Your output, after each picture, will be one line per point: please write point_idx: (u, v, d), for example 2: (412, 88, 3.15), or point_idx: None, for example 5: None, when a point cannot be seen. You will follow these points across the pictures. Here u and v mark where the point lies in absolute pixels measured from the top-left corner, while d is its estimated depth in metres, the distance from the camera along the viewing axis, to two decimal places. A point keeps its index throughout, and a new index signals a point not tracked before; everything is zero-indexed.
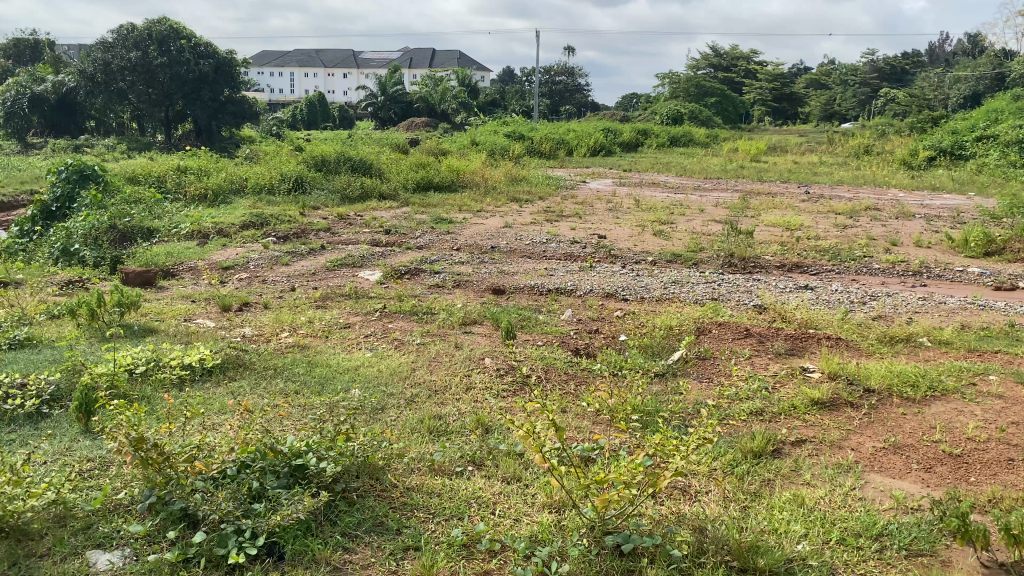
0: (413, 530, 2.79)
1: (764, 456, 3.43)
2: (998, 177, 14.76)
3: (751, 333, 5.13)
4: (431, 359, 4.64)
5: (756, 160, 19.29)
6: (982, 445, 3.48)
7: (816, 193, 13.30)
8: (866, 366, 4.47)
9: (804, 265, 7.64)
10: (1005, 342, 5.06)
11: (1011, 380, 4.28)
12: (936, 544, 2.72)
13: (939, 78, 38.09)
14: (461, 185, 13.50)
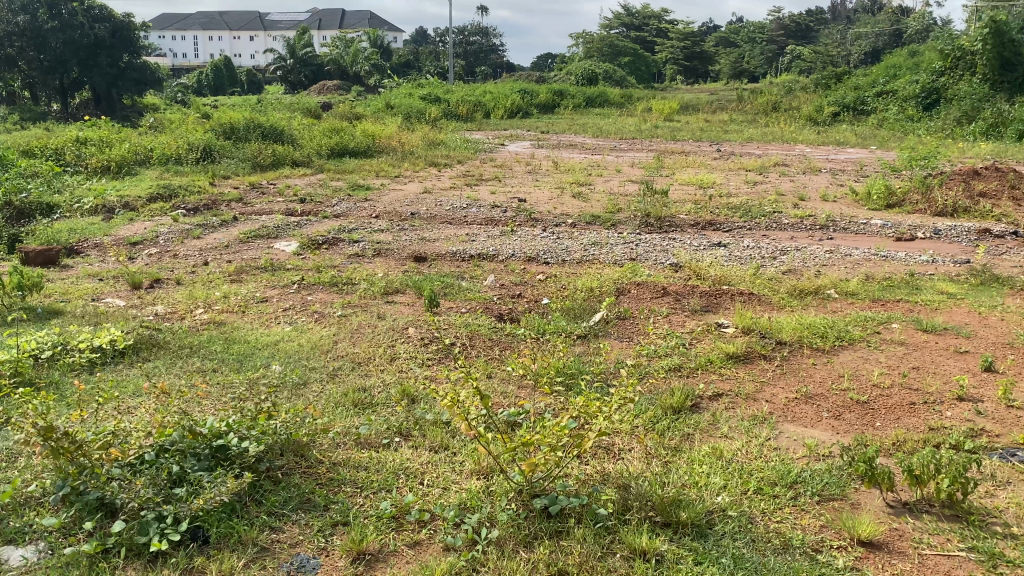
0: (341, 505, 2.77)
1: (682, 412, 3.53)
2: (898, 132, 15.37)
3: (668, 291, 5.24)
4: (352, 331, 4.58)
5: (669, 120, 19.57)
6: (886, 391, 3.66)
7: (728, 151, 13.59)
8: (777, 320, 4.62)
9: (717, 223, 7.82)
10: (906, 291, 5.29)
11: (912, 328, 4.50)
12: (846, 488, 2.86)
13: (841, 36, 39.20)
14: (377, 149, 13.28)
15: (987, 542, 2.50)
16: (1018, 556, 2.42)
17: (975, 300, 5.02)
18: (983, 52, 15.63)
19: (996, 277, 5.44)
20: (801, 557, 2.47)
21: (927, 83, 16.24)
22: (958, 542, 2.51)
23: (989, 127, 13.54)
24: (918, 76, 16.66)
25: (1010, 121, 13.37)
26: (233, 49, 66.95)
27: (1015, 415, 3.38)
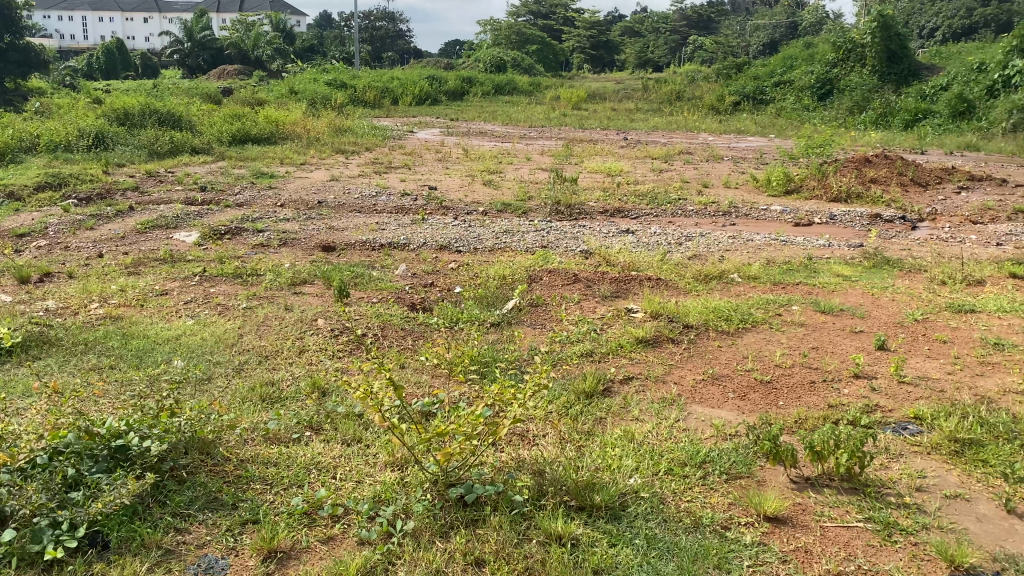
0: (250, 503, 2.69)
1: (595, 396, 3.57)
2: (795, 121, 15.92)
3: (579, 277, 5.29)
4: (259, 324, 4.45)
5: (577, 108, 19.73)
6: (788, 370, 3.79)
7: (634, 139, 13.82)
8: (684, 304, 4.73)
9: (625, 210, 7.95)
10: (805, 274, 5.49)
11: (810, 309, 4.68)
12: (753, 466, 2.95)
13: (741, 29, 40.26)
14: (281, 136, 12.94)
15: (883, 512, 2.62)
16: (910, 525, 2.55)
17: (867, 282, 5.25)
18: (872, 44, 16.56)
19: (887, 260, 5.70)
20: (710, 534, 2.54)
21: (821, 74, 16.90)
22: (856, 514, 2.62)
23: (879, 116, 14.19)
24: (812, 67, 17.31)
25: (898, 112, 14.05)
26: (126, 31, 63.98)
27: (905, 390, 3.56)
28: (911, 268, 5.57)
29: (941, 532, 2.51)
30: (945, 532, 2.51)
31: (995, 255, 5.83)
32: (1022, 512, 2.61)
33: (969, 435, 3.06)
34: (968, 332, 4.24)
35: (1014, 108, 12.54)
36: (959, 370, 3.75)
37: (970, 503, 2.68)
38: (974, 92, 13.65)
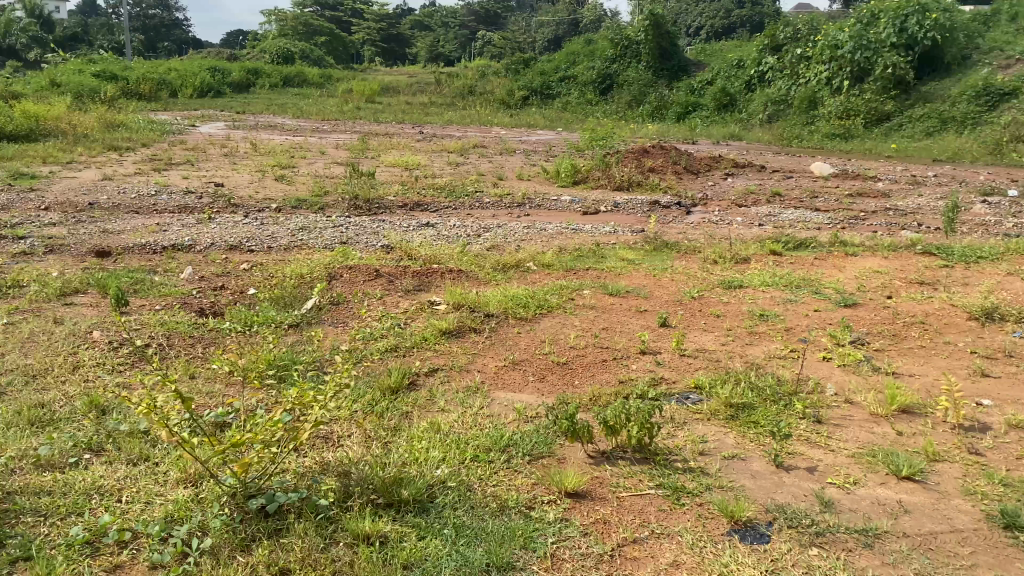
0: (20, 538, 2.42)
1: (400, 391, 3.55)
2: (580, 113, 16.62)
3: (379, 273, 5.24)
4: (24, 340, 4.03)
5: (369, 102, 19.45)
6: (583, 352, 3.97)
7: (429, 132, 13.88)
8: (484, 294, 4.80)
9: (423, 203, 7.97)
10: (594, 260, 5.76)
11: (602, 293, 4.91)
12: (554, 446, 3.07)
13: (527, 24, 41.34)
14: (42, 133, 11.75)
15: (672, 478, 2.81)
16: (696, 486, 2.76)
17: (651, 264, 5.60)
18: (646, 41, 17.66)
19: (666, 243, 6.11)
20: (516, 516, 2.61)
21: (602, 70, 17.79)
22: (647, 482, 2.80)
23: (655, 109, 15.14)
24: (594, 63, 18.12)
25: (671, 105, 15.08)
26: None
27: (687, 362, 3.84)
28: (688, 250, 6.01)
29: (722, 490, 2.74)
30: (725, 490, 2.74)
31: (758, 235, 6.42)
32: (787, 465, 2.90)
33: (742, 400, 3.35)
34: (738, 305, 4.64)
35: (768, 101, 13.81)
36: (732, 341, 4.10)
37: (745, 461, 2.94)
38: (735, 87, 14.90)
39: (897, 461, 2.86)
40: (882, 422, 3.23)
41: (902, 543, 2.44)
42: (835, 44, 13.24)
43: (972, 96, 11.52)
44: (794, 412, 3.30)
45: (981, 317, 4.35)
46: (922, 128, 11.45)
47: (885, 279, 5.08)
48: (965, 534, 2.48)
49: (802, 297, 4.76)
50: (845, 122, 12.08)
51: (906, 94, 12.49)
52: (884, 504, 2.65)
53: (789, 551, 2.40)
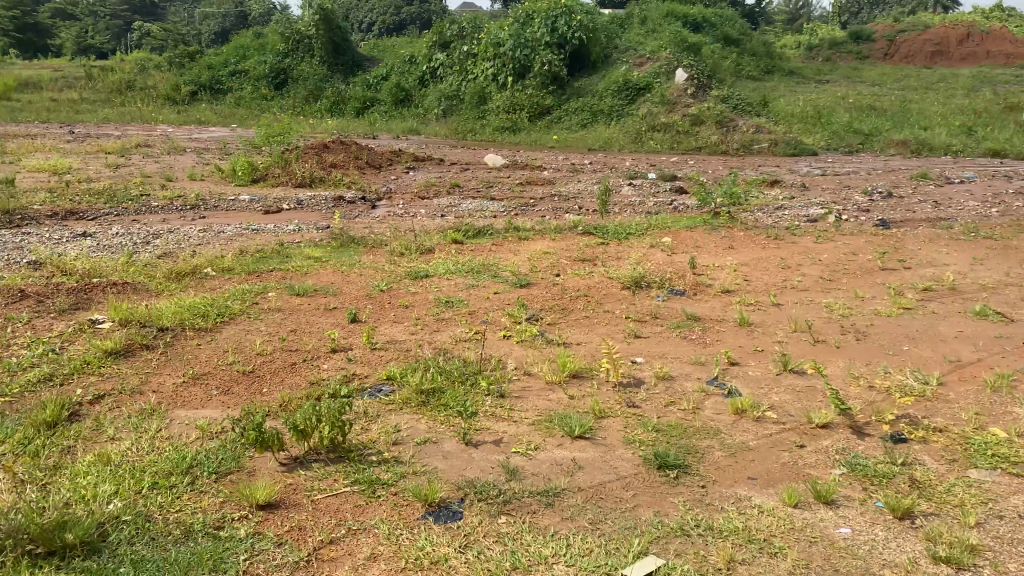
0: None
1: (59, 425, 3.15)
2: (254, 110, 15.72)
3: (26, 294, 4.59)
4: None
5: (4, 99, 16.91)
6: (269, 357, 3.81)
7: (82, 133, 12.46)
8: (155, 306, 4.41)
9: (79, 212, 7.15)
10: (278, 260, 5.53)
11: (287, 294, 4.75)
12: (242, 459, 2.91)
13: (189, 12, 38.52)
14: None
15: (367, 472, 2.81)
16: (390, 477, 2.79)
17: (337, 260, 5.52)
18: (318, 36, 17.11)
19: (352, 238, 6.00)
20: (204, 540, 2.44)
21: (274, 64, 16.80)
22: (343, 480, 2.77)
23: (333, 104, 15.01)
24: (265, 57, 17.05)
25: (348, 100, 15.03)
26: None
27: (377, 354, 3.85)
28: (374, 244, 5.98)
29: (416, 476, 2.80)
30: (419, 476, 2.80)
31: (439, 225, 6.58)
32: (475, 442, 3.04)
33: (431, 386, 3.45)
34: (424, 295, 4.76)
35: (442, 96, 14.03)
36: (420, 329, 4.19)
37: (436, 444, 3.03)
38: (409, 82, 14.99)
39: (570, 423, 3.14)
40: (556, 389, 3.51)
41: (577, 497, 2.68)
42: (497, 41, 13.92)
43: (615, 90, 12.83)
44: (480, 391, 3.46)
45: (633, 286, 4.91)
46: (578, 120, 12.51)
47: (554, 259, 5.51)
48: (628, 479, 2.79)
49: (482, 281, 5.01)
50: (512, 115, 12.73)
51: (562, 90, 13.56)
52: (561, 464, 2.88)
53: (480, 523, 2.53)
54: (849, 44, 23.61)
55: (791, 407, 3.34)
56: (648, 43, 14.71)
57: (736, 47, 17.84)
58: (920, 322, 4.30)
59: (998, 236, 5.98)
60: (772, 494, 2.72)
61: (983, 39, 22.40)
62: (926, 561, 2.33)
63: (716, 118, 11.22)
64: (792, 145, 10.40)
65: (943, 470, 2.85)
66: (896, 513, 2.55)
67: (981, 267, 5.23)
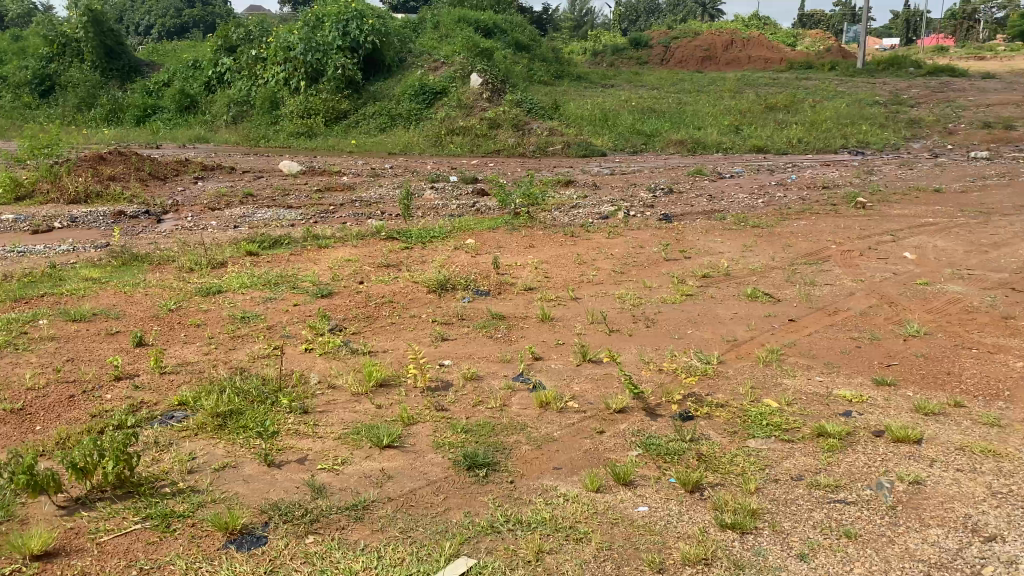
0: None
1: None
2: (15, 121, 14.16)
3: None
4: None
5: None
6: (42, 391, 3.45)
7: None
8: None
9: None
10: (49, 284, 5.03)
11: (60, 320, 4.34)
12: (11, 507, 2.62)
13: None
14: None
15: (158, 506, 2.62)
16: (186, 508, 2.62)
17: (119, 281, 5.12)
18: (87, 39, 15.66)
19: (135, 256, 5.59)
20: None
21: (37, 70, 15.33)
22: (132, 517, 2.56)
23: (109, 113, 13.91)
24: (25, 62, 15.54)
25: (127, 107, 14.01)
26: None
27: (168, 379, 3.60)
28: (160, 260, 5.59)
29: (214, 504, 2.64)
30: (217, 504, 2.65)
31: (233, 237, 6.27)
32: (279, 462, 2.93)
33: (229, 407, 3.28)
34: (218, 312, 4.52)
35: (231, 102, 13.41)
36: (214, 349, 3.98)
37: (236, 469, 2.88)
38: (193, 88, 14.21)
39: (378, 433, 3.10)
40: (363, 399, 3.46)
41: (387, 507, 2.65)
42: (287, 45, 13.47)
43: (412, 95, 12.84)
44: (282, 408, 3.33)
45: (437, 289, 4.93)
46: (376, 125, 12.36)
47: (357, 266, 5.43)
48: (438, 483, 2.80)
49: (281, 293, 4.84)
50: (307, 121, 12.37)
51: (358, 94, 13.37)
52: (369, 475, 2.84)
53: (287, 546, 2.43)
54: (629, 49, 25.12)
55: (590, 396, 3.49)
56: (440, 48, 14.97)
57: (526, 52, 18.43)
58: (701, 306, 4.64)
59: (765, 224, 6.56)
60: (576, 481, 2.82)
61: (744, 45, 24.53)
62: (715, 529, 2.52)
63: (511, 122, 11.51)
64: (583, 146, 10.87)
65: (726, 442, 3.08)
66: (687, 487, 2.73)
67: (751, 253, 5.73)
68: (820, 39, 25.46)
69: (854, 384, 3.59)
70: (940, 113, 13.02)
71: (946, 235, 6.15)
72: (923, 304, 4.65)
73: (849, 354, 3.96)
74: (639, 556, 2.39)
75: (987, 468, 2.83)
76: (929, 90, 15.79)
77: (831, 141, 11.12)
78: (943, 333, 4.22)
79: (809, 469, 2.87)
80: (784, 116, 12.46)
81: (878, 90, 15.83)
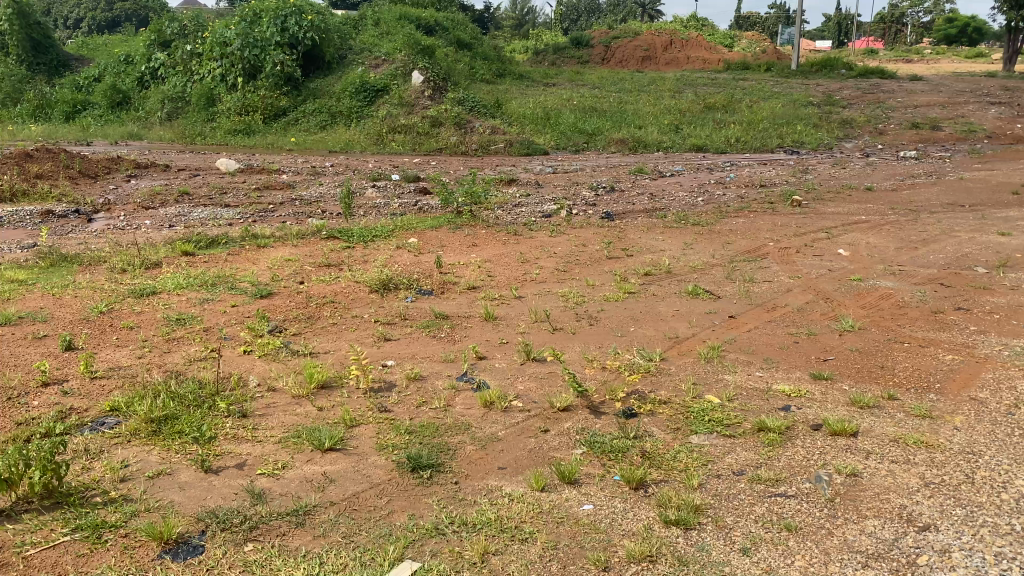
0: None
1: None
2: None
3: None
4: None
5: None
6: None
7: None
8: None
9: None
10: None
11: None
12: None
13: None
14: None
15: (89, 516, 2.52)
16: (119, 518, 2.52)
17: (46, 282, 4.92)
18: (12, 32, 15.04)
19: (64, 256, 5.38)
20: None
21: None
22: (61, 529, 2.46)
23: (35, 108, 13.39)
24: None
25: (55, 103, 13.52)
26: None
27: (99, 385, 3.47)
28: (90, 261, 5.40)
29: (148, 513, 2.56)
30: (151, 513, 2.56)
31: (167, 237, 6.09)
32: (216, 468, 2.85)
33: (163, 412, 3.18)
34: (152, 314, 4.39)
35: (165, 98, 13.05)
36: (148, 353, 3.85)
37: (171, 476, 2.80)
38: (125, 84, 13.80)
39: (319, 436, 3.04)
40: (304, 402, 3.39)
41: (328, 512, 2.60)
42: (223, 40, 13.18)
43: (353, 92, 12.69)
44: (219, 413, 3.25)
45: (380, 289, 4.87)
46: (316, 122, 12.16)
47: (297, 266, 5.33)
48: (381, 486, 2.76)
49: (219, 294, 4.72)
50: (244, 118, 12.11)
51: (296, 91, 13.16)
52: (310, 480, 2.78)
53: (225, 554, 2.37)
54: (570, 49, 25.29)
55: (535, 394, 3.49)
56: (381, 46, 14.84)
57: (468, 49, 18.38)
58: (643, 303, 4.68)
59: (704, 222, 6.65)
60: (521, 480, 2.81)
61: (683, 45, 24.89)
62: (660, 525, 2.53)
63: (454, 120, 11.47)
64: (526, 144, 10.88)
65: (668, 438, 3.11)
66: (631, 484, 2.75)
67: (691, 250, 5.81)
68: (756, 41, 26.00)
69: (793, 379, 3.66)
70: (870, 114, 13.41)
71: (878, 233, 6.33)
72: (857, 300, 4.77)
73: (787, 349, 4.04)
74: (585, 555, 2.39)
75: (920, 459, 2.91)
76: (859, 91, 16.25)
77: (767, 140, 11.36)
78: (876, 327, 4.33)
79: (750, 464, 2.91)
80: (722, 116, 12.67)
81: (812, 91, 16.24)
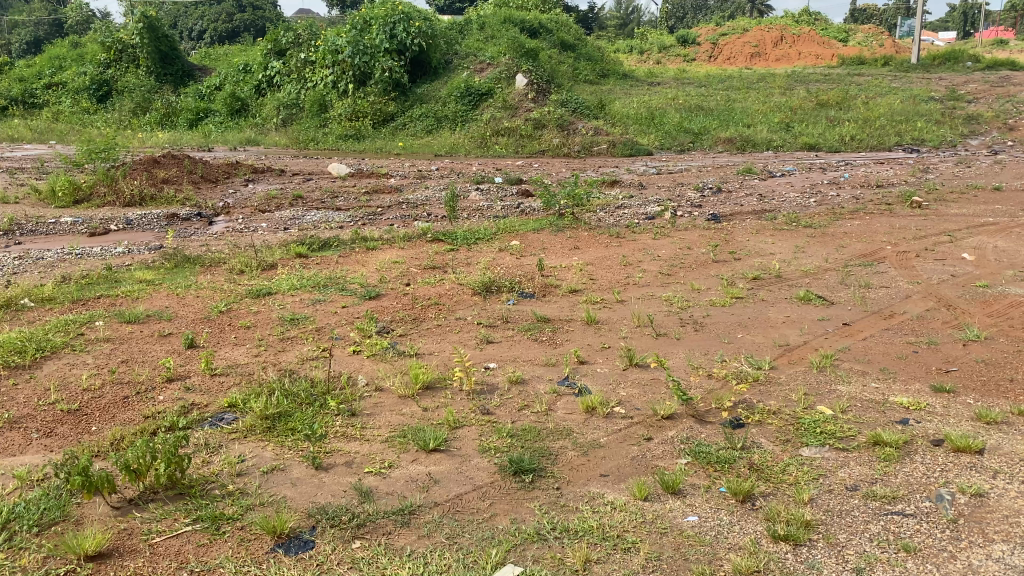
0: None
1: None
2: (74, 124, 14.49)
3: None
4: None
5: None
6: (97, 393, 3.52)
7: None
8: None
9: None
10: (106, 286, 5.14)
11: (116, 322, 4.43)
12: (67, 507, 2.66)
13: None
14: None
15: (208, 508, 2.65)
16: (236, 511, 2.64)
17: (171, 282, 5.21)
18: (142, 45, 15.96)
19: (187, 258, 5.67)
20: None
21: (95, 76, 15.74)
22: (183, 519, 2.60)
23: (162, 117, 14.20)
24: (84, 68, 15.98)
25: (180, 111, 14.30)
26: None
27: (218, 381, 3.65)
28: (210, 263, 5.67)
29: (262, 507, 2.67)
30: (265, 507, 2.67)
31: (282, 239, 6.34)
32: (326, 465, 2.95)
33: (277, 410, 3.31)
34: (267, 313, 4.58)
35: (280, 105, 13.57)
36: (263, 351, 4.02)
37: (284, 471, 2.91)
38: (244, 91, 14.46)
39: (424, 437, 3.09)
40: (409, 402, 3.46)
41: (433, 512, 2.64)
42: (335, 48, 13.58)
43: (458, 96, 12.90)
44: (328, 411, 3.35)
45: (482, 291, 4.92)
46: (422, 126, 12.40)
47: (403, 268, 5.45)
48: (484, 488, 2.78)
49: (329, 295, 4.88)
50: (354, 123, 12.49)
51: (403, 96, 13.48)
52: (415, 479, 2.84)
53: (334, 551, 2.44)
54: (675, 49, 24.91)
55: (638, 401, 3.45)
56: (486, 50, 15.03)
57: (571, 51, 18.40)
58: (752, 309, 4.56)
59: (816, 224, 6.42)
60: (624, 489, 2.78)
61: (795, 41, 24.09)
62: (767, 541, 2.46)
63: (557, 122, 11.47)
64: (630, 145, 10.78)
65: (778, 450, 3.02)
66: (738, 497, 2.68)
67: (803, 253, 5.62)
68: (873, 34, 24.90)
69: (911, 392, 3.48)
70: (999, 108, 12.62)
71: (1008, 236, 5.95)
72: (983, 308, 4.50)
73: (905, 359, 3.85)
74: (689, 567, 2.35)
75: None
76: (986, 85, 15.28)
77: (885, 138, 10.87)
78: (1005, 337, 4.07)
79: (865, 479, 2.79)
80: (836, 113, 12.20)
81: (934, 85, 15.42)
